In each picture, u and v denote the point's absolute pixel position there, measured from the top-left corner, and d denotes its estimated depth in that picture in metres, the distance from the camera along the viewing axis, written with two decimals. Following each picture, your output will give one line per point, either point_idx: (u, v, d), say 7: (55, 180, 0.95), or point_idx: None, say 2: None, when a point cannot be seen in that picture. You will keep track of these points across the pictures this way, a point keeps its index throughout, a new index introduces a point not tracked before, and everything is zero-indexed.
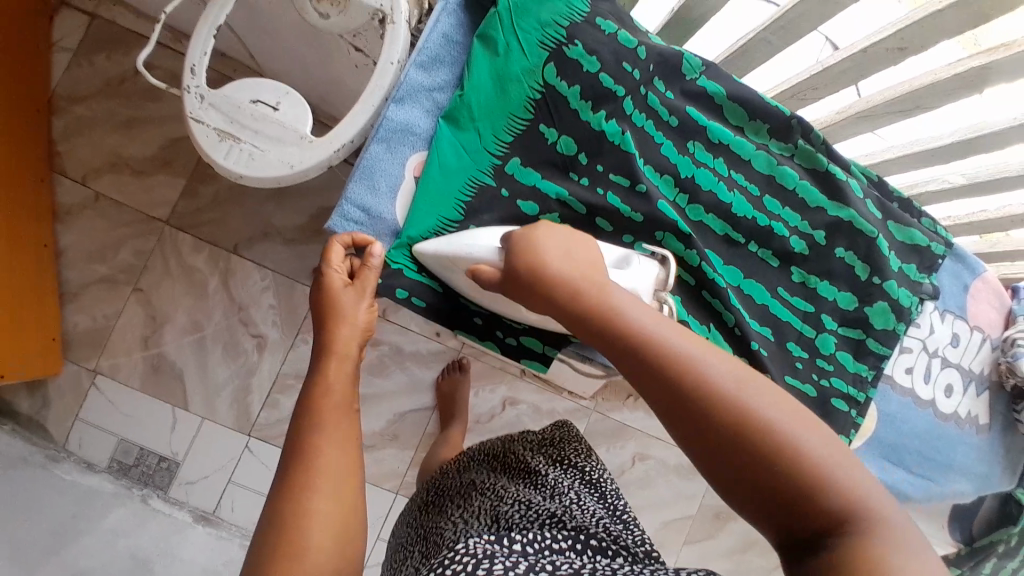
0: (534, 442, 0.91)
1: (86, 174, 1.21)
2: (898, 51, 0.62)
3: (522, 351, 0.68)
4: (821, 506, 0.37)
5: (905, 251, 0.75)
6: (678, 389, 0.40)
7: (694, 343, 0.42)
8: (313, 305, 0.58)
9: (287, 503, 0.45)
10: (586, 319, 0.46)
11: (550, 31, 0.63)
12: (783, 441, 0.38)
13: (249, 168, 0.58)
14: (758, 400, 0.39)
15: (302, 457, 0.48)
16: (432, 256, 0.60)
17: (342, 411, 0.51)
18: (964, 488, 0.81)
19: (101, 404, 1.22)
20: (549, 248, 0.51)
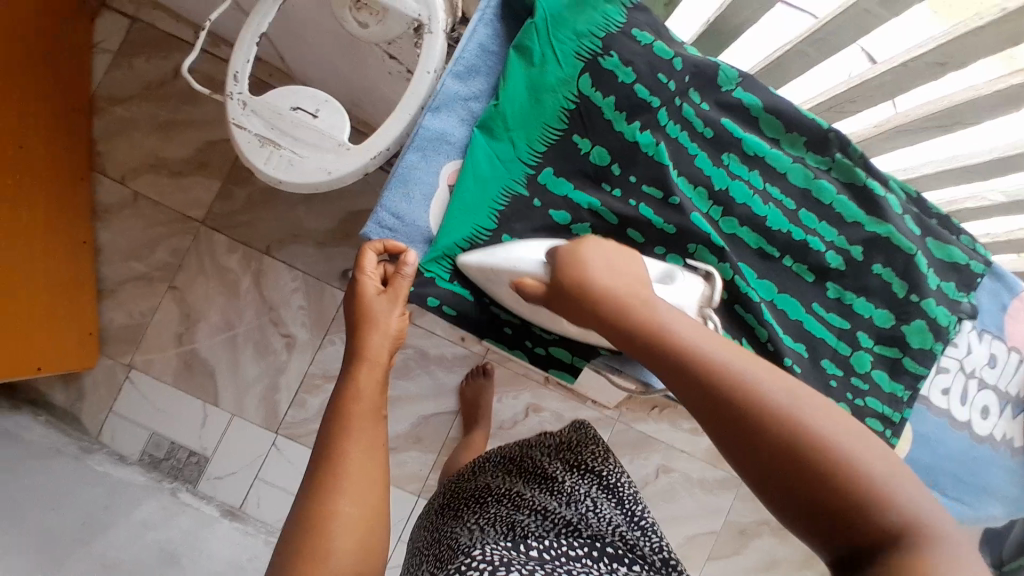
0: (550, 447, 0.89)
1: (125, 174, 1.25)
2: (937, 66, 0.61)
3: (551, 360, 0.68)
4: (859, 508, 0.37)
5: (944, 269, 0.73)
6: (724, 400, 0.41)
7: (732, 354, 0.44)
8: (347, 311, 0.59)
9: (313, 506, 0.46)
10: (629, 330, 0.48)
11: (586, 42, 0.63)
12: (830, 451, 0.38)
13: (287, 173, 0.59)
14: (803, 409, 0.40)
15: (328, 460, 0.49)
16: (477, 266, 0.61)
17: (370, 416, 0.52)
18: (1000, 514, 0.79)
19: (134, 398, 1.26)
20: (594, 260, 0.54)
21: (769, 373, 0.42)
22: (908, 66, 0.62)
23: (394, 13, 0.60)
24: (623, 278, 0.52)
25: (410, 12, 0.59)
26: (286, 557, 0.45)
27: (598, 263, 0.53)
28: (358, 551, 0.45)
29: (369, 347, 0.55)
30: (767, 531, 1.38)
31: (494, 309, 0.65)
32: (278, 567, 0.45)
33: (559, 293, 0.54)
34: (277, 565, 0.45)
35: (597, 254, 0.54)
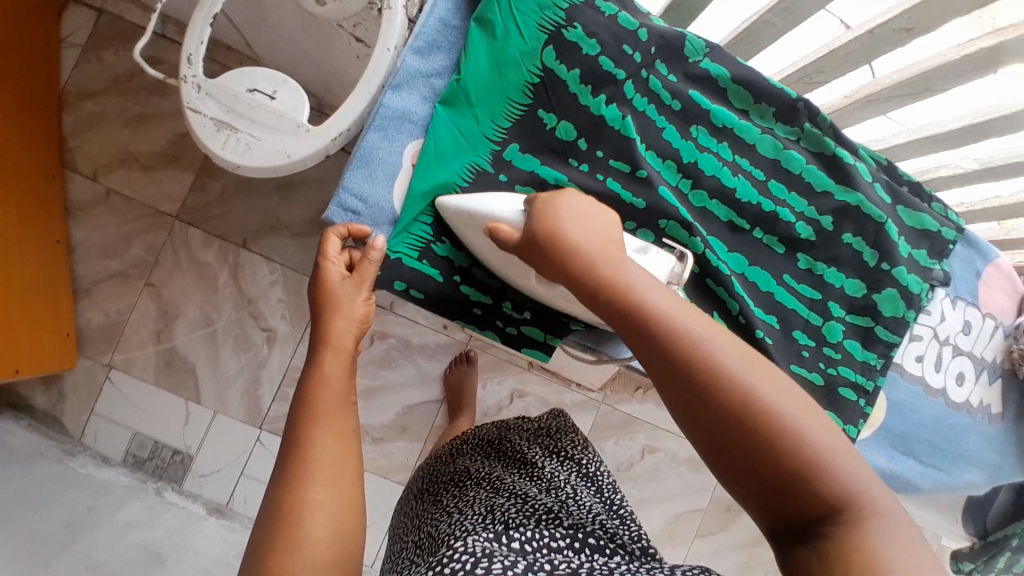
0: (530, 433, 0.94)
1: (96, 170, 1.22)
2: (903, 32, 0.60)
3: (523, 340, 0.68)
4: (803, 484, 0.38)
5: (915, 237, 0.73)
6: (692, 378, 0.40)
7: (701, 323, 0.42)
8: (310, 297, 0.57)
9: (284, 496, 0.45)
10: (600, 297, 0.45)
11: (549, 15, 0.62)
12: (782, 431, 0.38)
13: (247, 157, 0.58)
14: (764, 389, 0.39)
15: (296, 450, 0.47)
16: (455, 210, 0.59)
17: (340, 402, 0.51)
18: (976, 479, 0.80)
19: (114, 398, 1.24)
20: (566, 217, 0.50)
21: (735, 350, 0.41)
22: (876, 31, 0.61)
23: None
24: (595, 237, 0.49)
25: None
26: (257, 551, 0.44)
27: (573, 220, 0.50)
28: (332, 538, 0.44)
29: (334, 330, 0.54)
30: None
31: (463, 289, 0.64)
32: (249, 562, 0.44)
33: (531, 252, 0.50)
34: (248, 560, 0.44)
35: (568, 208, 0.51)
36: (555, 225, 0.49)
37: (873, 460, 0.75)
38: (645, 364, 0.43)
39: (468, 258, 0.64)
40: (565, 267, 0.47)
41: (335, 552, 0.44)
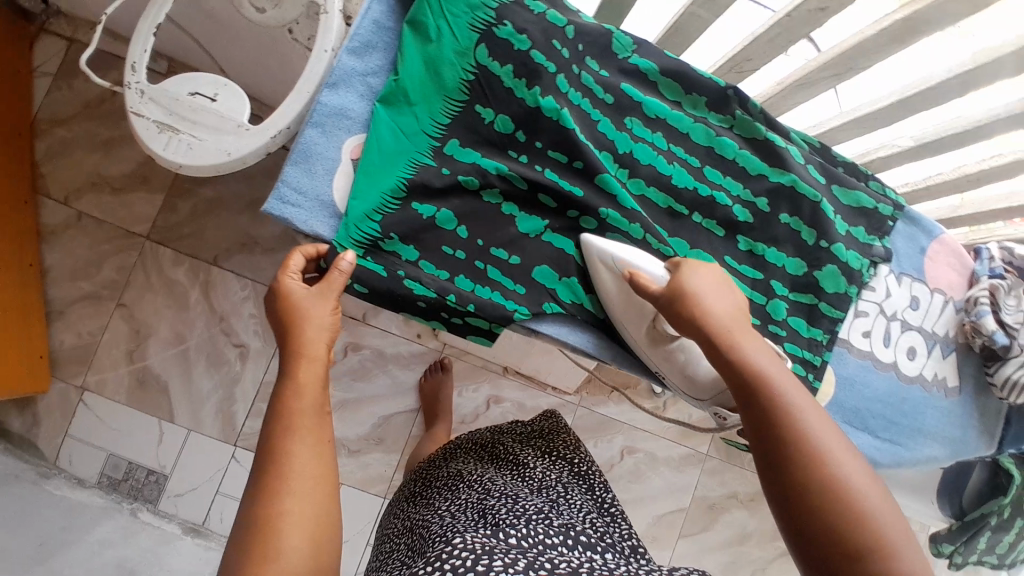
0: (523, 435, 0.96)
1: (67, 194, 1.24)
2: (819, 11, 0.62)
3: (469, 329, 0.65)
4: (843, 528, 0.49)
5: (852, 215, 0.75)
6: (785, 449, 0.52)
7: (800, 392, 0.54)
8: (275, 315, 0.58)
9: (259, 506, 0.46)
10: (721, 364, 0.57)
11: (480, 14, 0.64)
12: (836, 490, 0.50)
13: (188, 157, 0.59)
14: (834, 457, 0.51)
15: (269, 460, 0.48)
16: (600, 251, 0.65)
17: (315, 414, 0.52)
18: (938, 454, 0.81)
19: (89, 419, 1.24)
20: (704, 288, 0.61)
21: (834, 439, 0.52)
22: (792, 15, 0.63)
23: None
24: (728, 311, 0.60)
25: None
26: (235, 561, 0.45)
27: (705, 289, 0.61)
28: (311, 544, 0.46)
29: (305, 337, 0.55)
30: (736, 505, 1.39)
31: (407, 284, 0.61)
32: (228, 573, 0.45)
33: (664, 306, 0.61)
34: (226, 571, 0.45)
35: (701, 280, 0.61)
36: (693, 293, 0.60)
37: None
38: (745, 408, 0.55)
39: (415, 252, 0.63)
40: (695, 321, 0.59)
41: (315, 559, 0.46)
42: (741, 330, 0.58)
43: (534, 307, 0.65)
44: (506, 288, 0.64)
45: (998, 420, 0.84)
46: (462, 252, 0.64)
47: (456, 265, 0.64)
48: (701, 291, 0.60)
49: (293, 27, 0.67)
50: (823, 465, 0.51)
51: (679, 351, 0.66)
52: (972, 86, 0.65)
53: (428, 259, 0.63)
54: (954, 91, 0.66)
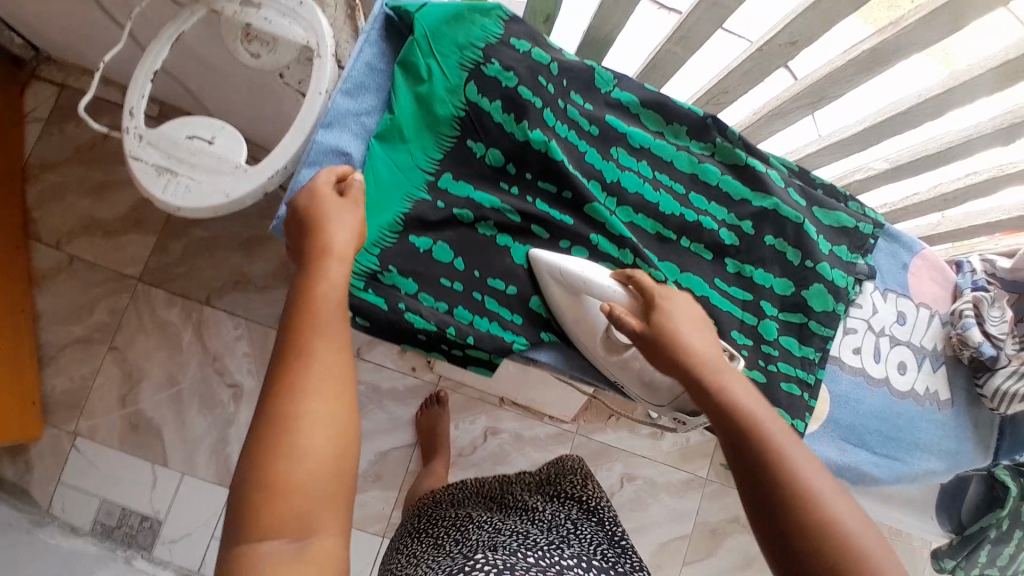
0: (530, 484, 0.96)
1: (59, 238, 1.24)
2: (789, 45, 0.65)
3: (468, 359, 0.65)
4: (833, 551, 0.46)
5: (835, 234, 0.77)
6: (771, 474, 0.50)
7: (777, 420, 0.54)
8: (298, 216, 0.56)
9: (275, 400, 0.44)
10: (702, 398, 0.57)
11: (468, 54, 0.66)
12: (822, 512, 0.48)
13: (185, 199, 0.60)
14: (815, 479, 0.49)
15: (286, 353, 0.46)
16: (549, 264, 0.65)
17: (339, 316, 0.49)
18: (935, 467, 0.82)
19: (81, 466, 1.21)
20: (685, 325, 0.60)
21: (820, 470, 0.51)
22: (764, 49, 0.66)
23: (285, 41, 0.65)
24: (709, 350, 0.59)
25: (299, 39, 0.65)
26: (246, 457, 0.43)
27: (681, 324, 0.61)
28: (331, 442, 0.44)
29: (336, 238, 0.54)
30: (738, 528, 1.38)
31: (408, 317, 0.61)
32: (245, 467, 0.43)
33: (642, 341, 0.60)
34: (240, 472, 0.43)
35: (677, 316, 0.61)
36: (671, 330, 0.60)
37: (822, 451, 0.76)
38: (728, 440, 0.54)
39: (414, 284, 0.63)
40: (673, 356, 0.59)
41: (333, 463, 0.44)
42: (719, 365, 0.58)
43: (532, 337, 0.66)
44: (504, 318, 0.65)
45: (992, 430, 0.85)
46: (459, 284, 0.65)
47: (454, 297, 0.64)
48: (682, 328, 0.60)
49: (285, 73, 0.70)
50: (807, 489, 0.49)
51: (635, 358, 0.65)
52: (938, 109, 0.68)
53: (428, 292, 0.63)
54: (922, 115, 0.70)
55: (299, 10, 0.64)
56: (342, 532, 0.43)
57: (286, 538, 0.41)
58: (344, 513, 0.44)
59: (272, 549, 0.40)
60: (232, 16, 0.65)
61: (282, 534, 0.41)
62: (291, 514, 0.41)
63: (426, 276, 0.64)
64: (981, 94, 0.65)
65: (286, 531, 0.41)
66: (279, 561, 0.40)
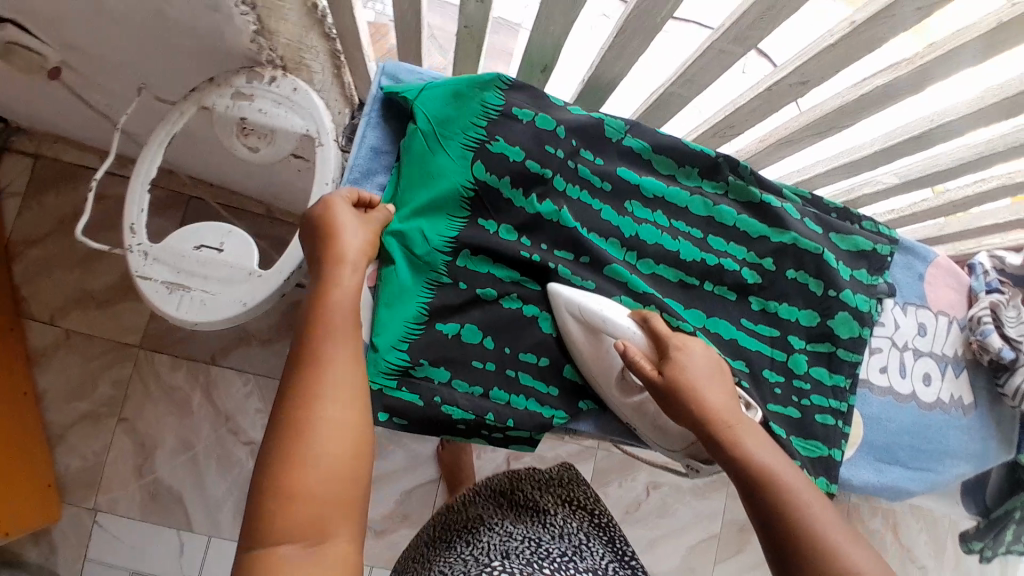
0: (541, 482, 0.85)
1: (53, 314, 1.21)
2: (800, 85, 0.63)
3: (510, 439, 0.67)
4: None
5: (853, 258, 0.78)
6: (786, 526, 0.51)
7: (794, 472, 0.55)
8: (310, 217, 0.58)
9: (295, 409, 0.47)
10: (717, 448, 0.58)
11: (471, 132, 0.66)
12: (840, 561, 0.49)
13: (201, 314, 0.59)
14: (832, 530, 0.50)
15: (305, 353, 0.49)
16: (569, 301, 0.65)
17: (351, 320, 0.52)
18: (964, 470, 0.83)
19: (105, 542, 1.19)
20: (701, 375, 0.60)
21: (838, 522, 0.51)
22: (774, 88, 0.64)
23: (281, 133, 0.65)
24: (724, 400, 0.59)
25: (299, 130, 0.64)
26: (265, 463, 0.45)
27: (700, 371, 0.60)
28: (349, 446, 0.46)
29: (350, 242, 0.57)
30: None
31: (444, 410, 0.63)
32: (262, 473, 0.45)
33: (659, 389, 0.60)
34: (258, 473, 0.45)
35: (697, 362, 0.61)
36: (688, 380, 0.59)
37: (860, 476, 0.76)
38: (746, 491, 0.55)
39: (446, 372, 0.64)
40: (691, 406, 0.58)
41: (351, 469, 0.46)
42: (735, 414, 0.59)
43: (571, 409, 0.68)
44: (541, 391, 0.67)
45: (1015, 426, 0.86)
46: (492, 363, 0.66)
47: (488, 377, 0.65)
48: (697, 378, 0.60)
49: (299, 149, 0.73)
50: (824, 540, 0.50)
51: (649, 402, 0.66)
52: (952, 131, 0.67)
53: (462, 378, 0.65)
54: (934, 138, 0.68)
55: (294, 97, 0.63)
56: (357, 540, 0.45)
57: (303, 542, 0.43)
58: (358, 517, 0.46)
59: (290, 552, 0.42)
60: (224, 111, 0.64)
61: (299, 538, 0.43)
62: (311, 517, 0.43)
63: (448, 361, 0.64)
64: (997, 116, 0.64)
65: (302, 537, 0.43)
66: (296, 564, 0.42)
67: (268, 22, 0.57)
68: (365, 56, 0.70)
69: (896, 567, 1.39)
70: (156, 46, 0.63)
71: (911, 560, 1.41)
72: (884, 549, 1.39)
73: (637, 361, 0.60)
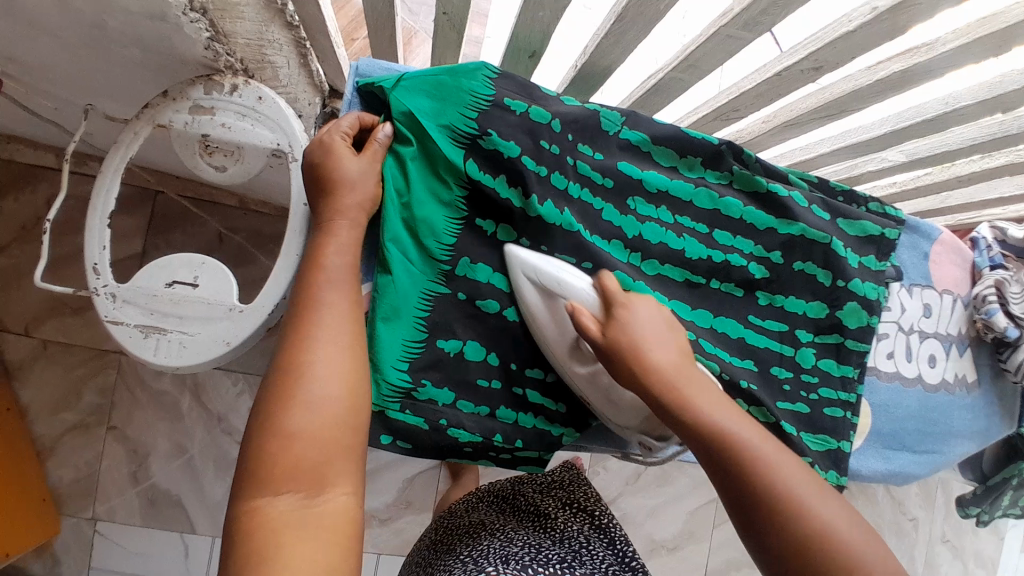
0: (543, 485, 0.87)
1: (26, 324, 1.14)
2: (813, 71, 0.57)
3: (518, 460, 0.67)
4: (827, 560, 0.45)
5: (861, 244, 0.75)
6: (756, 497, 0.48)
7: (752, 430, 0.51)
8: (307, 162, 0.55)
9: (291, 354, 0.48)
10: (670, 418, 0.52)
11: (459, 126, 0.60)
12: (813, 524, 0.46)
13: (182, 357, 0.55)
14: (800, 491, 0.48)
15: (301, 304, 0.50)
16: (524, 263, 0.61)
17: (348, 274, 0.53)
18: (966, 448, 0.83)
19: (107, 550, 1.18)
20: (648, 333, 0.55)
21: (802, 479, 0.49)
22: (783, 74, 0.58)
23: (250, 149, 0.59)
24: (672, 356, 0.54)
25: (268, 144, 0.58)
26: (260, 411, 0.46)
27: (648, 330, 0.55)
28: (345, 396, 0.47)
29: (348, 179, 0.55)
30: None
31: (451, 432, 0.62)
32: (255, 426, 0.45)
33: (608, 356, 0.54)
34: (255, 418, 0.46)
35: (644, 320, 0.55)
36: (637, 343, 0.54)
37: (868, 465, 0.77)
38: (706, 462, 0.51)
39: (451, 393, 0.62)
40: (642, 376, 0.53)
41: (348, 420, 0.47)
42: (687, 375, 0.53)
43: (581, 425, 0.68)
44: (548, 408, 0.66)
45: (1017, 399, 0.86)
46: (497, 380, 0.64)
47: (494, 396, 0.64)
48: (642, 336, 0.54)
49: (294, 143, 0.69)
50: (794, 506, 0.47)
51: (603, 372, 0.62)
52: (970, 114, 0.63)
53: (466, 398, 0.62)
54: (950, 120, 0.64)
55: (260, 107, 0.57)
56: (355, 493, 0.45)
57: (301, 490, 0.43)
58: (357, 473, 0.46)
59: (287, 500, 0.42)
60: (183, 129, 0.58)
61: (297, 487, 0.43)
62: (308, 466, 0.44)
63: (449, 381, 0.62)
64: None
65: (301, 486, 0.43)
66: (293, 511, 0.42)
67: (223, 26, 0.51)
68: (333, 42, 0.60)
69: (889, 520, 1.43)
70: (101, 55, 0.56)
71: (902, 512, 1.45)
72: (877, 504, 1.42)
73: (584, 320, 0.55)
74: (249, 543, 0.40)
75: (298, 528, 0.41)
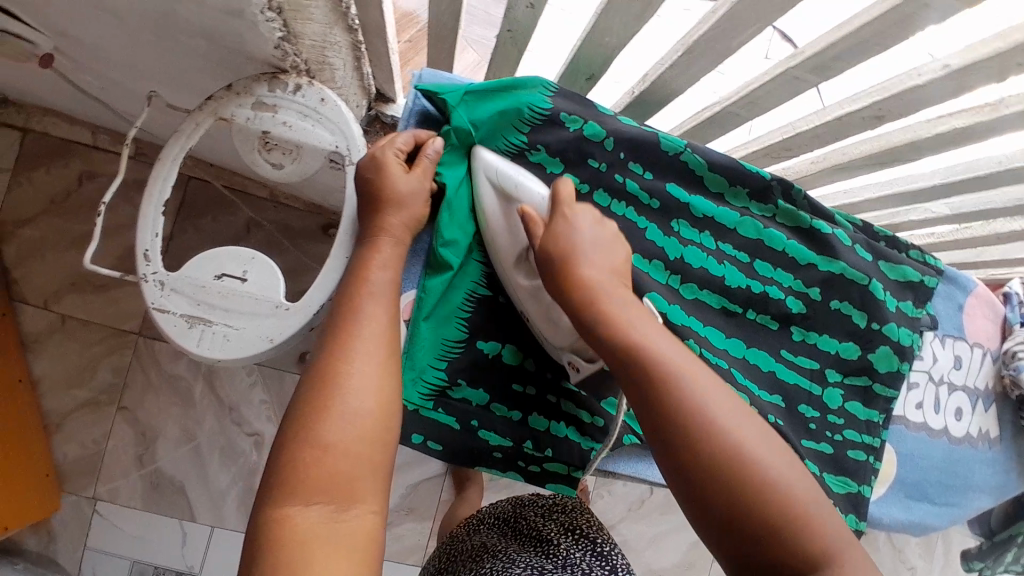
0: (545, 509, 0.84)
1: (46, 298, 1.14)
2: (875, 118, 0.58)
3: (547, 476, 0.66)
4: (738, 470, 0.45)
5: (900, 289, 0.75)
6: (675, 412, 0.46)
7: (675, 350, 0.50)
8: (359, 175, 0.56)
9: (329, 364, 0.48)
10: (595, 334, 0.51)
11: (509, 139, 0.62)
12: (726, 435, 0.46)
13: (226, 350, 0.55)
14: (716, 407, 0.47)
15: (342, 315, 0.51)
16: (487, 164, 0.59)
17: (390, 288, 0.53)
18: (984, 503, 0.83)
19: (105, 530, 1.17)
20: (587, 249, 0.54)
21: (719, 397, 0.48)
22: (843, 119, 0.59)
23: (309, 150, 0.60)
24: (605, 274, 0.53)
25: (327, 146, 0.60)
26: (295, 421, 0.46)
27: (586, 248, 0.54)
28: (378, 410, 0.47)
29: (398, 192, 0.55)
30: None
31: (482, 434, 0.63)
32: (291, 435, 0.46)
33: (546, 268, 0.54)
34: (290, 426, 0.46)
35: (585, 238, 0.55)
36: (574, 257, 0.53)
37: (890, 513, 0.77)
38: (627, 382, 0.49)
39: (485, 394, 0.63)
40: (572, 293, 0.52)
41: (380, 434, 0.47)
42: (615, 294, 0.52)
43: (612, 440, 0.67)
44: (582, 420, 0.66)
45: None
46: (532, 388, 0.65)
47: (527, 403, 0.65)
48: (578, 255, 0.53)
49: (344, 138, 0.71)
50: (709, 420, 0.46)
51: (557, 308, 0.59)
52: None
53: (501, 401, 0.64)
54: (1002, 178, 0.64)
55: (322, 109, 0.58)
56: (381, 510, 0.45)
57: (331, 504, 0.43)
58: (383, 489, 0.46)
59: (317, 512, 0.43)
60: (246, 124, 0.58)
61: (328, 500, 0.43)
62: (340, 480, 0.44)
63: (484, 383, 0.63)
64: None
65: (332, 498, 0.43)
66: (322, 525, 0.42)
67: (294, 26, 0.49)
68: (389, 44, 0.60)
69: (887, 567, 1.42)
70: (169, 43, 0.56)
71: (902, 560, 1.44)
72: (878, 551, 1.41)
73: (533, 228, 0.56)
74: (279, 554, 0.41)
75: (328, 543, 0.42)
